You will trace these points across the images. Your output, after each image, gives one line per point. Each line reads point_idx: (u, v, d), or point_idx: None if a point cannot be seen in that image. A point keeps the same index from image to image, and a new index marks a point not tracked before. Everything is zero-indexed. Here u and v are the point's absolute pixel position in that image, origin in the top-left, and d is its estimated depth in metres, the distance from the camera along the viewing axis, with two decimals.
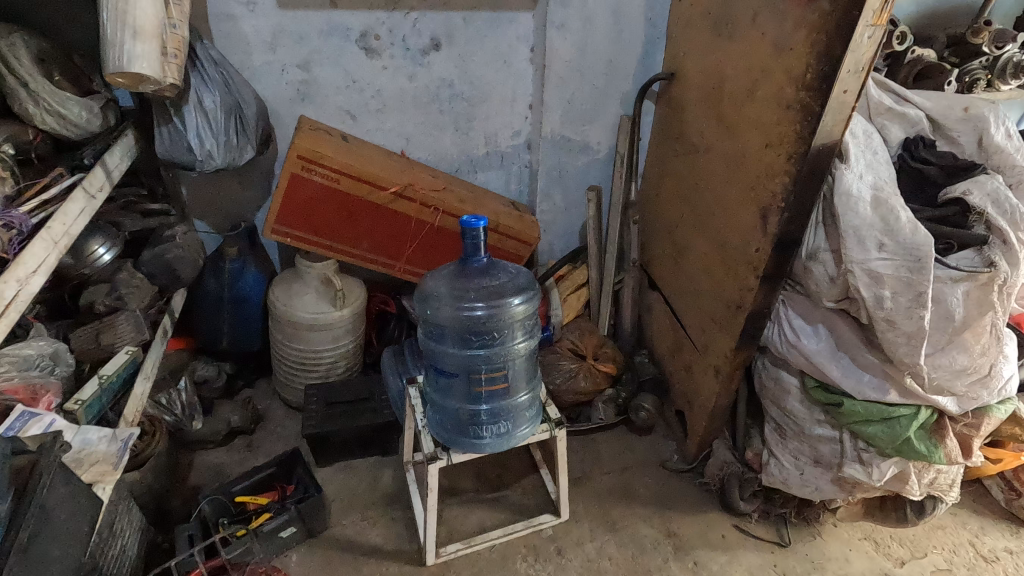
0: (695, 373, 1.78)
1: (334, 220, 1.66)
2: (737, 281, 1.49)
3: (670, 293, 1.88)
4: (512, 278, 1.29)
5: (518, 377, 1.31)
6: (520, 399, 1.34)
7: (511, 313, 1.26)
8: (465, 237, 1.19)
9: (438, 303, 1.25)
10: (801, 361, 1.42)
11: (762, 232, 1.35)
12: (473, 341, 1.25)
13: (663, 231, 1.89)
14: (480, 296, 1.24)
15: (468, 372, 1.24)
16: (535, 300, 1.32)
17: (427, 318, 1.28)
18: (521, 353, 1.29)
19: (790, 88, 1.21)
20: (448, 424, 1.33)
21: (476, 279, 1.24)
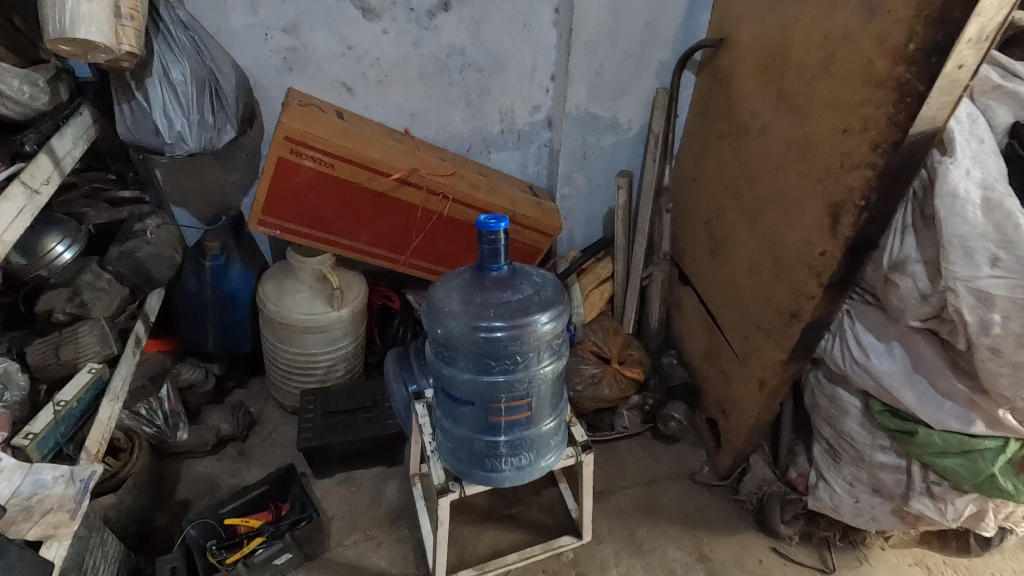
0: (733, 382, 1.60)
1: (329, 210, 1.46)
2: (794, 286, 1.29)
3: (706, 291, 1.69)
4: (538, 289, 1.08)
5: (543, 405, 1.12)
6: (545, 427, 1.16)
7: (538, 334, 1.06)
8: (481, 243, 0.99)
9: (452, 322, 1.05)
10: (868, 382, 1.22)
11: (834, 234, 1.15)
12: (491, 366, 1.06)
13: (699, 221, 1.68)
14: (501, 314, 1.03)
15: (486, 402, 1.07)
16: (565, 314, 1.11)
17: (436, 336, 1.09)
18: (546, 378, 1.10)
19: (882, 61, 0.99)
20: (460, 454, 1.17)
21: (496, 293, 1.04)
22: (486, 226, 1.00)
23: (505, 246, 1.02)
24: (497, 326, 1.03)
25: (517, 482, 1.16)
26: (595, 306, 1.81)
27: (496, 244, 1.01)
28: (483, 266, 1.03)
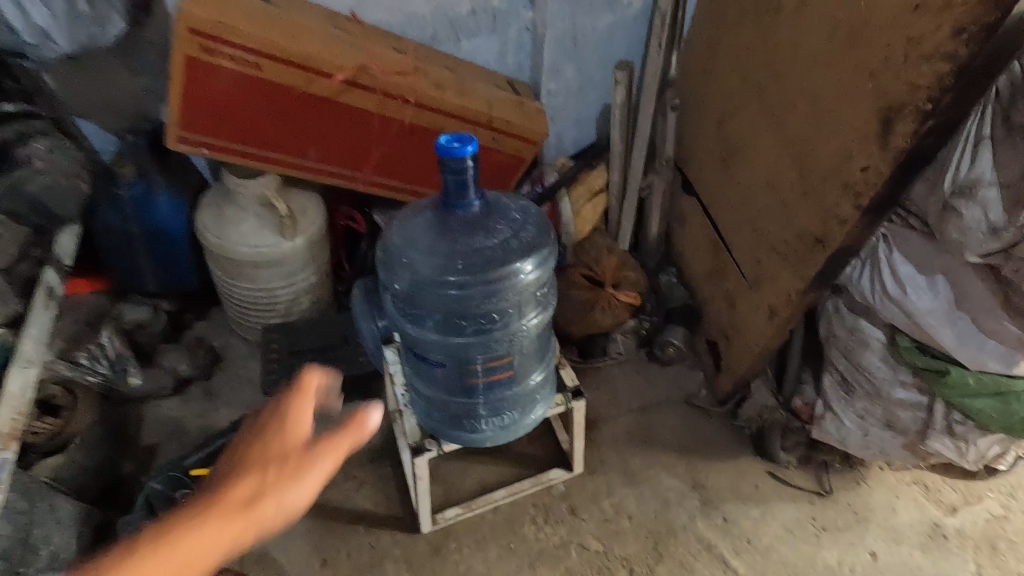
0: (739, 306, 1.45)
1: (263, 122, 1.20)
2: (822, 205, 1.10)
3: (714, 204, 1.48)
4: (518, 231, 0.89)
5: (527, 363, 0.98)
6: (531, 381, 1.03)
7: (519, 286, 0.89)
8: (444, 174, 0.78)
9: (414, 275, 0.88)
10: (898, 319, 1.07)
11: (886, 147, 0.93)
12: (464, 327, 0.90)
13: (708, 121, 1.43)
14: (473, 264, 0.86)
15: (460, 364, 0.92)
16: (552, 257, 0.94)
17: (398, 291, 0.91)
18: (529, 334, 0.95)
19: None
20: (435, 411, 1.06)
21: (467, 239, 0.85)
22: (449, 153, 0.77)
23: (473, 179, 0.80)
24: (468, 280, 0.86)
25: (500, 439, 1.05)
26: (587, 222, 1.61)
27: (463, 174, 0.79)
28: (448, 204, 0.81)
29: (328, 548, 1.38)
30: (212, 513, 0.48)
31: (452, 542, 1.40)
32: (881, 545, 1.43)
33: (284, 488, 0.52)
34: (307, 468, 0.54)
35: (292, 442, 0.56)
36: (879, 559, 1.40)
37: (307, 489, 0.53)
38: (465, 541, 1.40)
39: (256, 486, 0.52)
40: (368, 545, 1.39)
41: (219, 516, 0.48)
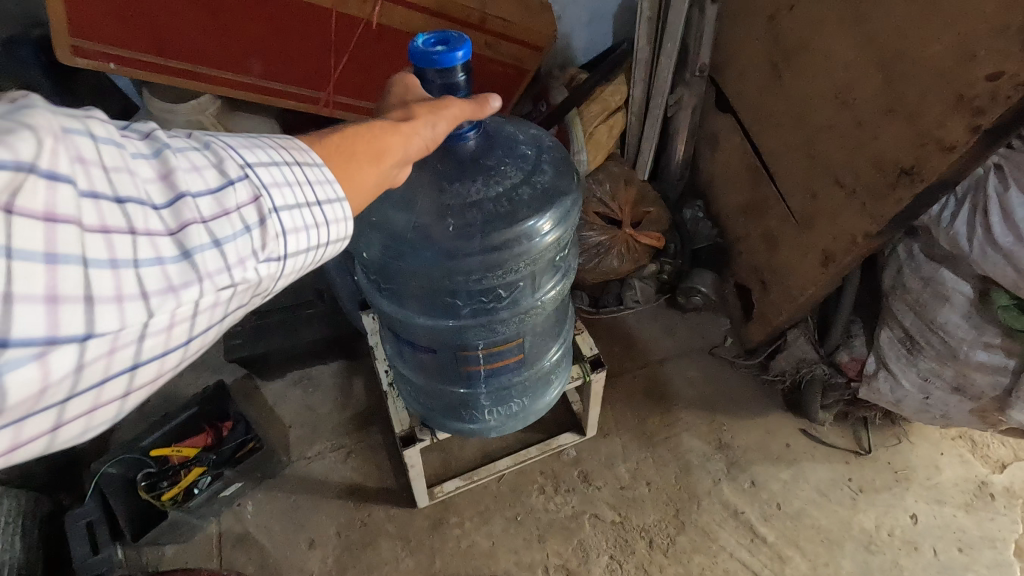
0: (781, 247, 1.23)
1: (185, 24, 0.91)
2: (917, 126, 0.85)
3: (757, 124, 1.21)
4: (527, 175, 0.71)
5: (535, 345, 0.85)
6: (542, 364, 0.90)
7: (531, 251, 0.72)
8: (429, 84, 0.64)
9: (393, 239, 0.70)
10: (1003, 274, 0.84)
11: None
12: (461, 304, 0.75)
13: (756, 17, 1.14)
14: (469, 224, 0.68)
15: (456, 348, 0.79)
16: (572, 217, 0.76)
17: (372, 260, 0.74)
18: (540, 309, 0.81)
19: None
20: (427, 397, 0.93)
21: (461, 189, 0.67)
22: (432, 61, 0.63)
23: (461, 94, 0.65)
24: (462, 247, 0.68)
25: (503, 429, 0.95)
26: (602, 146, 1.33)
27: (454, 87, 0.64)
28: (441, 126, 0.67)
29: (312, 527, 1.23)
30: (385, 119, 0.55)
31: (451, 517, 1.25)
32: (922, 507, 1.26)
33: (439, 108, 0.58)
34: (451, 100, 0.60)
35: (419, 95, 0.62)
36: (920, 522, 1.24)
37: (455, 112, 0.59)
38: (466, 515, 1.25)
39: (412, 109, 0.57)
40: (355, 523, 1.24)
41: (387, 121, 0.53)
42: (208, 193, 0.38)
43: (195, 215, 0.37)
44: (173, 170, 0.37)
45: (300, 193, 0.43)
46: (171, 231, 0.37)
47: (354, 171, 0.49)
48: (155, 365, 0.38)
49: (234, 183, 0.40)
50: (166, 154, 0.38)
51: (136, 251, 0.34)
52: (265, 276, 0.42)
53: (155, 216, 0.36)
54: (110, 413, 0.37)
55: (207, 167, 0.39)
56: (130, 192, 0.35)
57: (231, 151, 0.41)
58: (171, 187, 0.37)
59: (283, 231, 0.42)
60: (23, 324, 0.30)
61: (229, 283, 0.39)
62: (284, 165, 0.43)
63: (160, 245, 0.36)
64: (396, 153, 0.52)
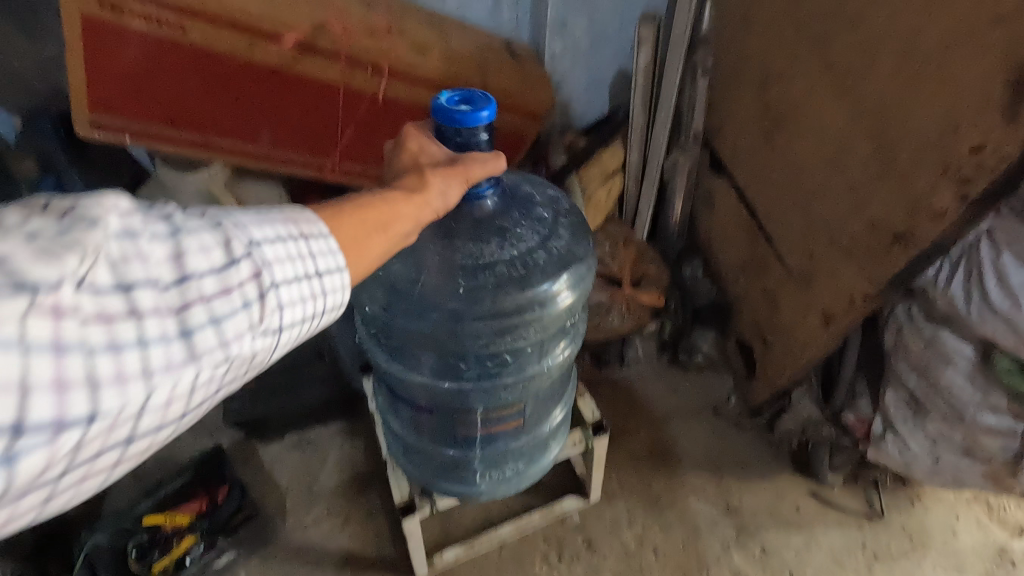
0: (780, 308, 1.24)
1: (198, 100, 0.95)
2: (908, 191, 0.87)
3: (753, 187, 1.24)
4: (544, 239, 0.75)
5: (537, 412, 0.88)
6: (541, 432, 0.92)
7: (538, 316, 0.76)
8: (450, 138, 0.67)
9: (396, 293, 0.74)
10: (1002, 336, 0.85)
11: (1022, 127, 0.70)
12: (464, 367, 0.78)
13: (746, 86, 1.19)
14: (479, 286, 0.71)
15: (454, 412, 0.81)
16: (582, 285, 0.80)
17: (379, 315, 0.78)
18: (544, 374, 0.84)
19: None
20: (421, 461, 0.93)
21: (477, 249, 0.72)
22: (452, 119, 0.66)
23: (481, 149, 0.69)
24: (471, 309, 0.72)
25: (496, 494, 0.93)
26: (601, 208, 1.36)
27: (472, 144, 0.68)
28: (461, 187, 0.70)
29: None
30: (397, 189, 0.58)
31: None
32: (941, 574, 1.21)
33: (449, 172, 0.63)
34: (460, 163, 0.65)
35: (435, 159, 0.65)
36: None
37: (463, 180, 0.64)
38: None
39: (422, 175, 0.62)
40: None
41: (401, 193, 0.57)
42: (214, 272, 0.38)
43: (197, 296, 0.38)
44: (184, 252, 0.38)
45: (310, 261, 0.45)
46: (173, 314, 0.37)
47: (364, 240, 0.52)
48: (150, 437, 0.38)
49: (238, 261, 0.40)
50: (180, 233, 0.38)
51: (141, 332, 0.35)
52: (259, 350, 0.42)
53: (160, 297, 0.36)
54: (104, 480, 0.37)
55: (216, 246, 0.39)
56: (141, 275, 0.35)
57: (243, 226, 0.41)
58: (180, 267, 0.37)
59: (280, 306, 0.42)
60: (25, 414, 0.30)
61: (224, 359, 0.39)
62: (292, 239, 0.44)
63: (161, 329, 0.36)
64: (400, 227, 0.55)
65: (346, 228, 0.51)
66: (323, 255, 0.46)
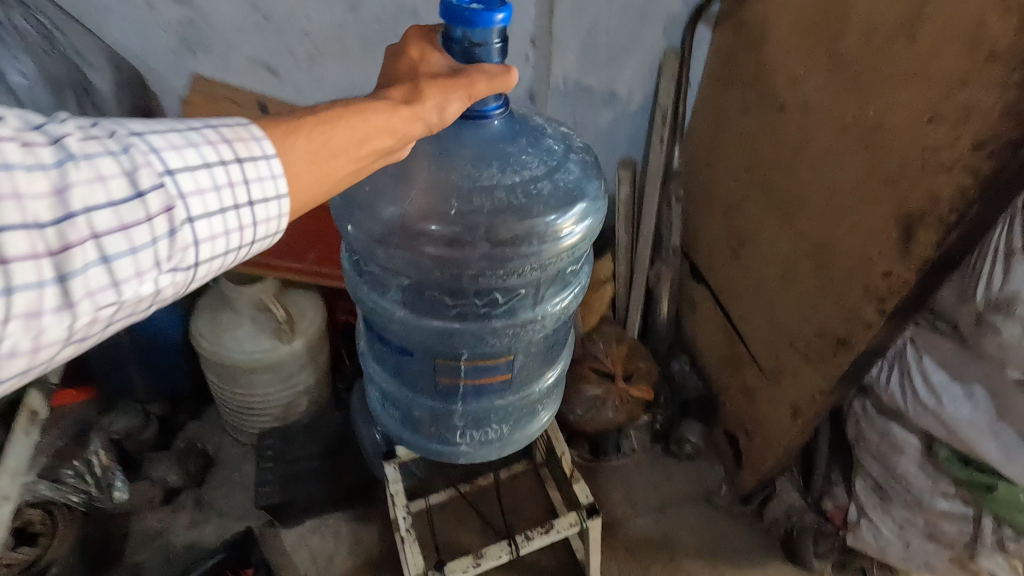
0: (758, 401, 1.38)
1: None
2: (844, 306, 1.04)
3: (729, 297, 1.42)
4: (550, 172, 0.84)
5: (526, 367, 0.95)
6: (524, 391, 0.99)
7: (531, 254, 0.84)
8: (458, 40, 0.70)
9: (391, 230, 0.85)
10: (936, 429, 0.99)
11: (934, 129, 0.79)
12: (451, 303, 0.86)
13: (716, 210, 1.40)
14: (474, 207, 0.81)
15: (437, 354, 0.87)
16: (581, 229, 0.89)
17: (377, 233, 0.86)
18: (536, 323, 0.91)
19: (1001, 27, 0.69)
20: (406, 407, 1.02)
21: (478, 172, 0.80)
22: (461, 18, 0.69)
23: (490, 62, 0.71)
24: (463, 235, 0.82)
25: (474, 458, 1.03)
26: (595, 311, 1.56)
27: (482, 49, 0.71)
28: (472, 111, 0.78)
29: None
30: (387, 100, 0.62)
31: None
32: None
33: (446, 88, 0.65)
34: (462, 78, 0.67)
35: (441, 73, 0.68)
36: None
37: (460, 100, 0.66)
38: None
39: (412, 89, 0.64)
40: None
41: (391, 106, 0.61)
42: (109, 204, 0.43)
43: (85, 233, 0.42)
44: (70, 188, 0.41)
45: (233, 186, 0.50)
46: (53, 255, 0.41)
47: (326, 161, 0.56)
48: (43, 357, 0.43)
49: (147, 193, 0.45)
50: (66, 164, 0.42)
51: (18, 278, 0.39)
52: (167, 284, 0.48)
53: (41, 238, 0.40)
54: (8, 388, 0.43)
55: (119, 179, 0.44)
56: (16, 217, 0.39)
57: (151, 158, 0.46)
58: (64, 204, 0.41)
59: (194, 239, 0.49)
60: None
61: (117, 296, 0.45)
62: (211, 168, 0.49)
63: (40, 270, 0.40)
64: (378, 144, 0.60)
65: (291, 151, 0.54)
66: (256, 179, 0.52)
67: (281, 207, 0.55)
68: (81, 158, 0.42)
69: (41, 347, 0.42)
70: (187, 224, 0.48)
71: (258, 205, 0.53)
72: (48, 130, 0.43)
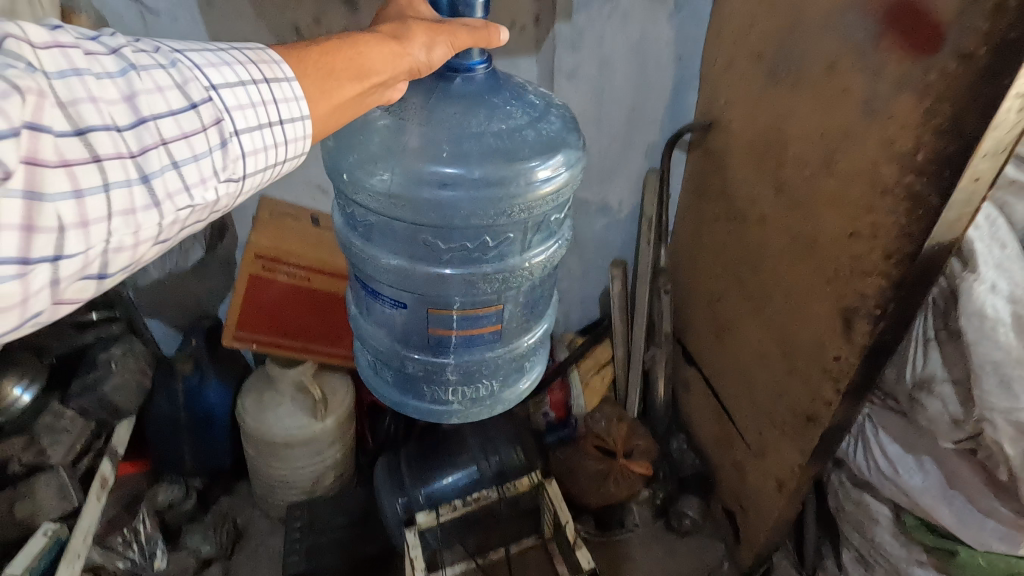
0: (749, 476, 1.49)
1: (309, 320, 1.45)
2: (808, 387, 1.20)
3: (717, 380, 1.58)
4: (533, 121, 0.94)
5: (515, 313, 1.04)
6: (512, 341, 1.09)
7: (521, 195, 0.94)
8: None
9: (391, 153, 0.92)
10: (899, 497, 1.13)
11: (855, 242, 1.00)
12: (444, 252, 0.97)
13: (701, 302, 1.60)
14: (465, 152, 0.90)
15: (431, 303, 0.99)
16: (563, 171, 0.98)
17: (382, 188, 0.93)
18: (523, 270, 1.01)
19: (889, 168, 0.90)
20: (399, 358, 1.11)
21: (468, 122, 0.89)
22: None
23: (472, 16, 0.86)
24: (455, 179, 0.91)
25: (467, 416, 1.14)
26: (596, 392, 1.74)
27: (466, 8, 0.86)
28: (454, 66, 0.89)
29: None
30: (383, 37, 0.76)
31: None
32: None
33: (431, 31, 0.80)
34: (444, 29, 0.81)
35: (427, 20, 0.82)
36: None
37: (443, 47, 0.81)
38: None
39: (402, 30, 0.78)
40: None
41: (384, 43, 0.75)
42: (170, 113, 0.54)
43: (157, 138, 0.53)
44: (137, 97, 0.52)
45: (260, 105, 0.62)
46: (135, 156, 0.51)
47: (332, 85, 0.70)
48: (138, 251, 0.54)
49: (199, 106, 0.56)
50: (132, 76, 0.52)
51: (112, 174, 0.49)
52: (223, 190, 0.60)
53: (124, 139, 0.51)
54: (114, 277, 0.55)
55: (176, 96, 0.55)
56: (102, 119, 0.49)
57: (194, 77, 0.57)
58: (137, 111, 0.52)
59: (239, 151, 0.61)
60: (39, 244, 0.46)
61: (190, 200, 0.56)
62: (243, 87, 0.61)
63: (129, 169, 0.51)
64: (374, 76, 0.74)
65: (304, 73, 0.68)
66: (280, 99, 0.64)
67: (302, 126, 0.67)
68: (141, 71, 0.53)
69: (141, 241, 0.54)
70: (231, 136, 0.60)
71: (285, 123, 0.65)
72: (104, 41, 0.53)
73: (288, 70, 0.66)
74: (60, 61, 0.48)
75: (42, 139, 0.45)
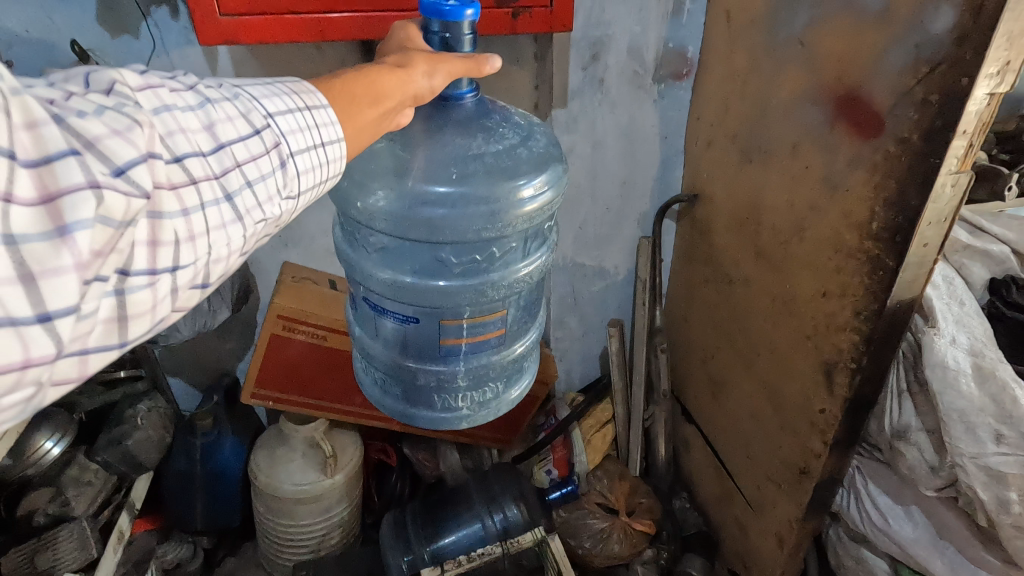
0: (750, 534, 1.51)
1: (323, 378, 1.51)
2: (798, 439, 1.25)
3: (715, 436, 1.62)
4: (524, 141, 1.02)
5: (516, 318, 1.09)
6: (512, 348, 1.13)
7: (520, 207, 1.01)
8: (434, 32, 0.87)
9: (402, 172, 0.98)
10: (892, 548, 1.15)
11: (828, 301, 1.09)
12: (451, 262, 1.02)
13: (696, 360, 1.67)
14: (469, 171, 0.96)
15: (441, 311, 1.02)
16: (552, 186, 1.06)
17: (388, 208, 0.99)
18: (522, 277, 1.07)
19: (851, 234, 1.01)
20: (406, 373, 1.11)
21: (469, 144, 0.95)
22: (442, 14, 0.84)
23: (461, 50, 0.87)
24: (462, 196, 0.97)
25: (474, 420, 1.16)
26: (599, 450, 1.76)
27: (454, 40, 0.87)
28: (447, 95, 0.95)
29: None
30: (391, 65, 0.79)
31: None
32: None
33: (429, 60, 0.83)
34: (441, 58, 0.84)
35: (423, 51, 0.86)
36: None
37: (442, 74, 0.84)
38: None
39: (403, 59, 0.82)
40: None
41: (389, 70, 0.78)
42: (241, 138, 0.58)
43: (234, 162, 0.57)
44: (215, 126, 0.56)
45: (312, 127, 0.66)
46: (219, 177, 0.55)
47: (354, 109, 0.73)
48: (224, 263, 0.57)
49: (262, 132, 0.60)
50: (207, 109, 0.57)
51: (203, 194, 0.53)
52: (285, 207, 0.63)
53: (207, 162, 0.54)
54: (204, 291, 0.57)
55: (242, 124, 0.59)
56: (190, 146, 0.53)
57: (254, 107, 0.61)
58: (215, 137, 0.56)
59: (297, 170, 0.64)
60: (147, 258, 0.49)
61: (263, 215, 0.60)
62: (294, 113, 0.65)
63: (215, 188, 0.54)
64: (390, 101, 0.77)
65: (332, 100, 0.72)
66: (322, 123, 0.68)
67: (341, 148, 0.70)
68: (215, 104, 0.58)
69: (231, 251, 0.57)
70: (290, 158, 0.63)
71: (329, 145, 0.68)
72: (181, 81, 0.58)
73: (322, 97, 0.69)
74: (151, 99, 0.53)
75: (158, 165, 0.49)
